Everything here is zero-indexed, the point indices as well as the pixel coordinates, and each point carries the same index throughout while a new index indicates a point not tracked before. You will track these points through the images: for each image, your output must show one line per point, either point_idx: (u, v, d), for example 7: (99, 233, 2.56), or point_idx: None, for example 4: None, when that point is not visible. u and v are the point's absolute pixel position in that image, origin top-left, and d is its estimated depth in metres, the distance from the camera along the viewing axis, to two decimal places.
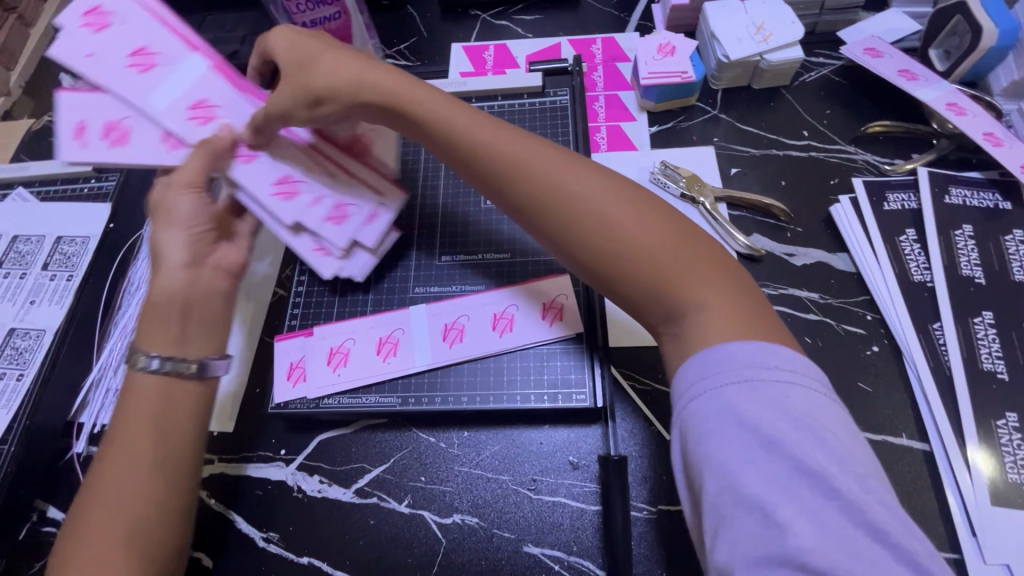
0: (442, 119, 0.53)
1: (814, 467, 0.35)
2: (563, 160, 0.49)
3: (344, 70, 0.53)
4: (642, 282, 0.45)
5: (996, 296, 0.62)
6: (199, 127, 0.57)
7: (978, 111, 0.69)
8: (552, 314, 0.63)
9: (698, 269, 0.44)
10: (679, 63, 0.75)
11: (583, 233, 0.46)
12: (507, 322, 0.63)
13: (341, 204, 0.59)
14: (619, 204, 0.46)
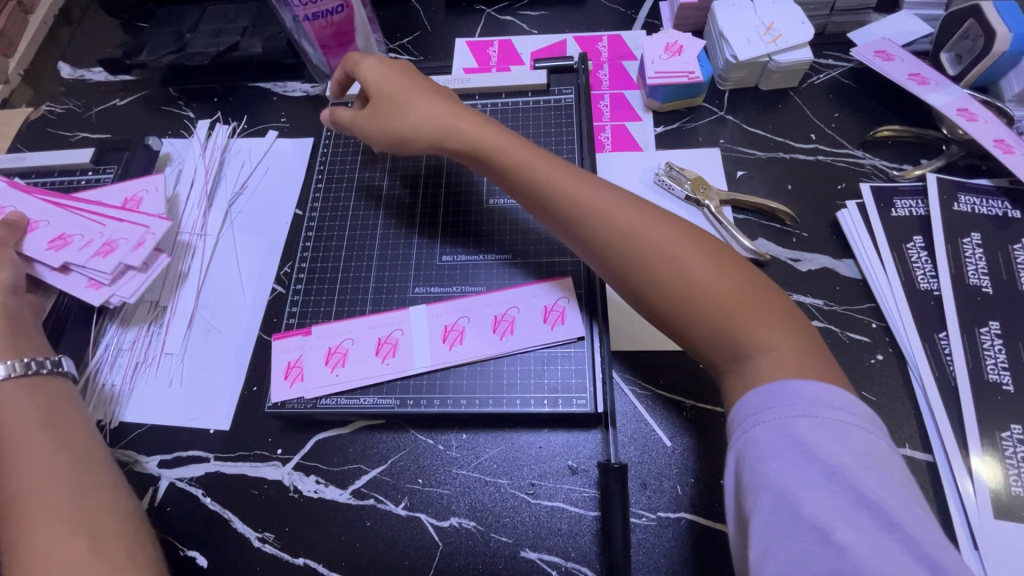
0: (507, 159, 0.57)
1: (874, 500, 0.36)
2: (630, 204, 0.52)
3: (422, 104, 0.61)
4: (706, 321, 0.47)
5: (1003, 306, 0.61)
6: (103, 261, 0.65)
7: (988, 118, 0.67)
8: (554, 317, 0.62)
9: (760, 310, 0.46)
10: (686, 63, 0.73)
11: (654, 275, 0.49)
12: (507, 326, 0.62)
13: (110, 241, 0.67)
14: (681, 244, 0.49)
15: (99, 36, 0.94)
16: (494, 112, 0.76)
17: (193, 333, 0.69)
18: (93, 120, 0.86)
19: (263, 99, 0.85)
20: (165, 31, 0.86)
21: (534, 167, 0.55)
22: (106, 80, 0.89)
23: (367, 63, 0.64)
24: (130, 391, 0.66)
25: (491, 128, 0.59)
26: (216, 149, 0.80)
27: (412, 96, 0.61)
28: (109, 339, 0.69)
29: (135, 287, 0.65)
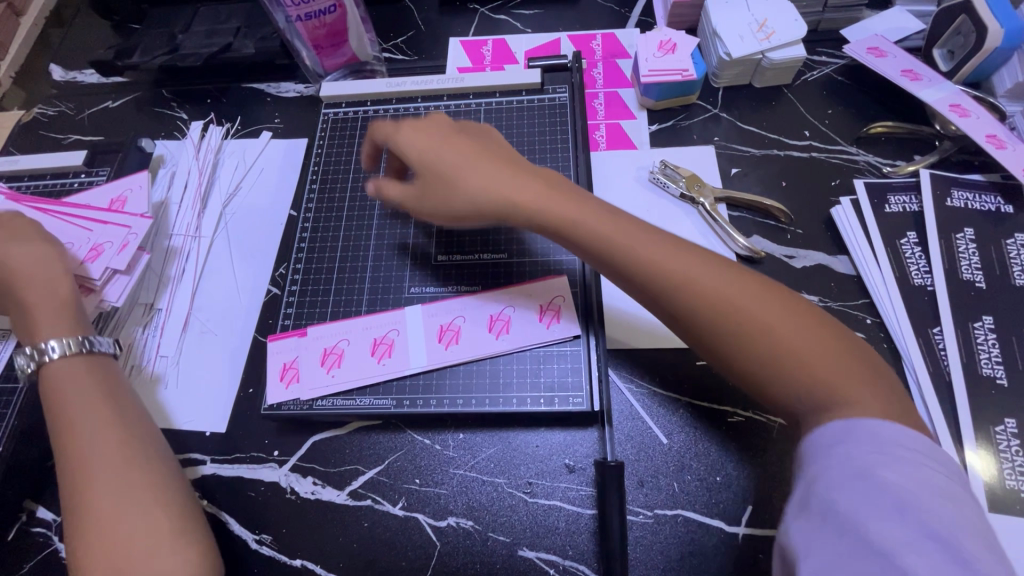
0: (559, 214, 0.52)
1: (952, 541, 0.34)
2: (696, 256, 0.48)
3: (467, 160, 0.56)
4: (784, 371, 0.44)
5: (997, 300, 0.61)
6: (90, 266, 0.65)
7: (981, 113, 0.68)
8: (550, 314, 0.62)
9: (836, 355, 0.44)
10: (679, 61, 0.73)
11: (729, 327, 0.46)
12: (503, 325, 0.62)
13: (96, 245, 0.67)
14: (760, 300, 0.46)
15: (91, 38, 0.93)
16: (489, 112, 0.76)
17: (188, 336, 0.69)
18: (86, 122, 0.85)
19: (257, 100, 0.85)
20: (159, 33, 0.86)
21: (591, 226, 0.51)
22: (98, 82, 0.89)
23: (402, 128, 0.60)
24: None
25: (540, 178, 0.55)
26: (210, 151, 0.80)
27: (455, 153, 0.57)
28: None
29: (121, 291, 0.65)
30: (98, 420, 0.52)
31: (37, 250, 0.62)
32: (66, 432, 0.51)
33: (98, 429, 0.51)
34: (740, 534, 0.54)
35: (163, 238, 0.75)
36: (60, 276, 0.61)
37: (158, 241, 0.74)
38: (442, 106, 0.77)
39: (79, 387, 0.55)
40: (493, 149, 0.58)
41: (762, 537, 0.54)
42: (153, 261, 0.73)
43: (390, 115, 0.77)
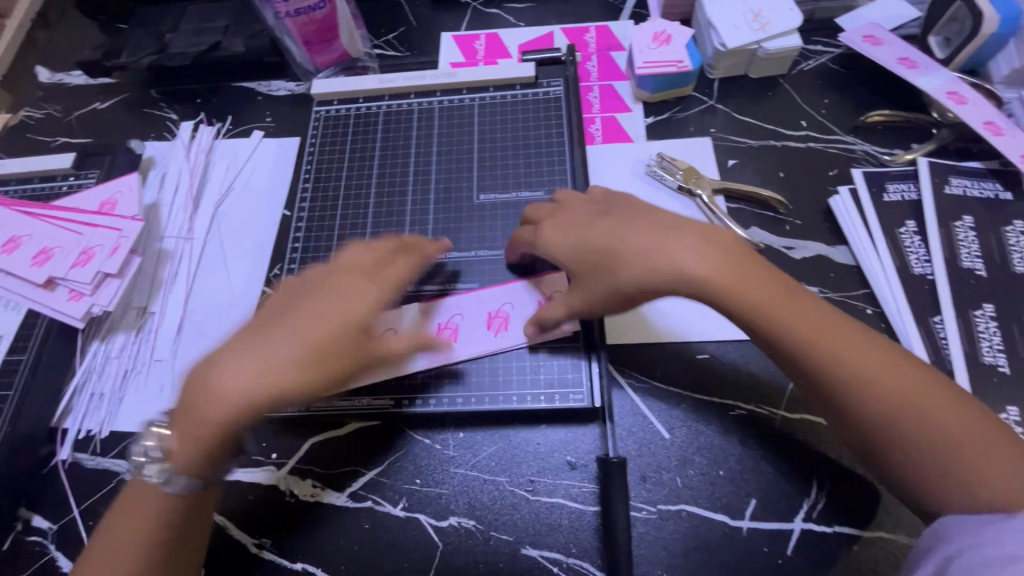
0: (720, 286, 0.48)
1: None
2: (860, 342, 0.47)
3: (632, 232, 0.51)
4: (945, 453, 0.44)
5: (997, 288, 0.61)
6: (82, 271, 0.64)
7: (978, 100, 0.67)
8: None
9: (996, 446, 0.44)
10: (674, 53, 0.73)
11: (893, 407, 0.45)
12: (501, 323, 0.61)
13: (87, 249, 0.65)
14: (924, 394, 0.45)
15: (78, 39, 0.92)
16: (483, 107, 0.75)
17: (183, 339, 0.68)
18: (74, 125, 0.84)
19: (248, 99, 0.84)
20: (146, 32, 0.84)
21: (763, 302, 0.48)
22: (86, 83, 0.87)
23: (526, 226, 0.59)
24: (121, 401, 0.65)
25: (715, 239, 0.50)
26: (201, 151, 0.79)
27: (608, 227, 0.53)
28: (97, 347, 0.68)
29: (113, 294, 0.64)
30: (158, 514, 0.51)
31: (232, 388, 0.49)
32: (125, 504, 0.52)
33: (155, 529, 0.51)
34: (744, 528, 0.54)
35: (154, 241, 0.73)
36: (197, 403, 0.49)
37: (150, 242, 0.73)
38: (437, 102, 0.76)
39: (167, 485, 0.52)
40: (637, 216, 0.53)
41: (766, 530, 0.54)
42: (146, 264, 0.72)
43: (384, 112, 0.76)
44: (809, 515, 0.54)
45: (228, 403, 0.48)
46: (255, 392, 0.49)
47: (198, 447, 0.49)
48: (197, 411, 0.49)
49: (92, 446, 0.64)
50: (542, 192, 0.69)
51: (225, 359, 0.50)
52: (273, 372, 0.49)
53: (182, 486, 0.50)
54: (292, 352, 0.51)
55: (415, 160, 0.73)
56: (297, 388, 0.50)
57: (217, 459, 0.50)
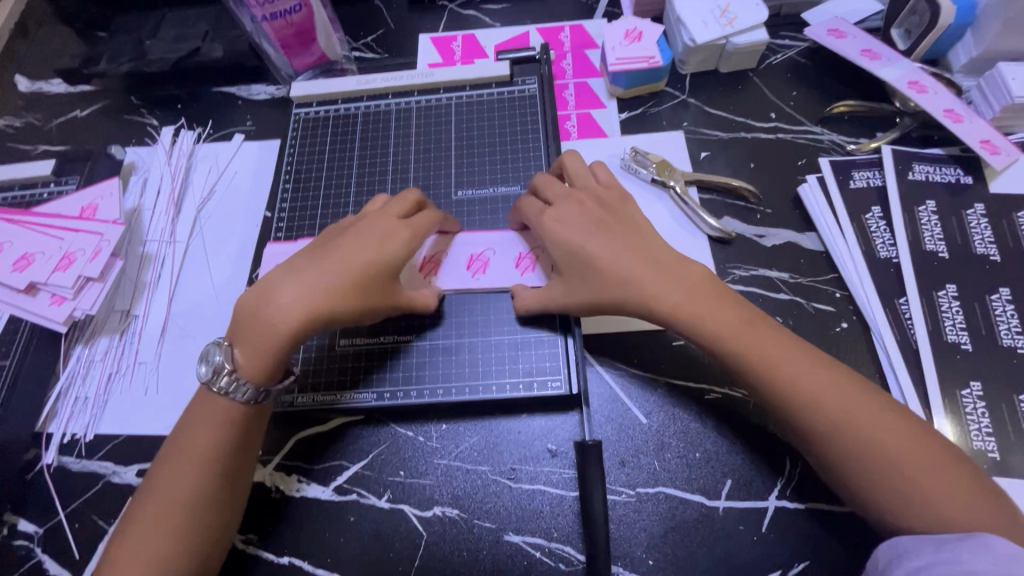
0: (678, 315, 0.53)
1: None
2: (819, 368, 0.50)
3: (610, 247, 0.56)
4: (894, 480, 0.46)
5: (960, 269, 0.63)
6: (64, 275, 0.65)
7: (938, 89, 0.70)
8: (525, 263, 0.64)
9: (943, 474, 0.46)
10: (645, 49, 0.74)
11: (842, 430, 0.48)
12: (479, 266, 0.64)
13: (69, 254, 0.66)
14: (880, 422, 0.48)
15: (57, 48, 0.92)
16: (460, 106, 0.76)
17: (167, 341, 0.69)
18: (55, 132, 0.84)
19: (228, 104, 0.84)
20: (125, 39, 0.85)
21: (716, 323, 0.52)
22: (65, 91, 0.88)
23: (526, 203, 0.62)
24: (106, 403, 0.66)
25: (677, 268, 0.55)
26: (182, 154, 0.80)
27: (590, 240, 0.56)
28: (81, 351, 0.69)
29: (95, 298, 0.65)
30: (214, 447, 0.53)
31: (298, 288, 0.54)
32: (187, 433, 0.53)
33: (206, 461, 0.52)
34: (720, 507, 0.55)
35: (136, 245, 0.74)
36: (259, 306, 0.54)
37: (132, 246, 0.74)
38: (414, 102, 0.77)
39: (230, 416, 0.54)
40: (621, 225, 0.57)
41: (742, 509, 0.55)
42: (128, 267, 0.73)
43: (362, 113, 0.77)
44: (783, 493, 0.55)
45: (290, 317, 0.53)
46: (312, 310, 0.54)
47: (269, 358, 0.53)
48: (266, 326, 0.53)
49: (77, 449, 0.64)
50: (519, 187, 0.70)
51: (289, 277, 0.55)
52: (332, 289, 0.54)
53: (252, 394, 0.54)
54: (344, 277, 0.55)
55: (394, 159, 0.74)
56: (348, 302, 0.54)
57: (274, 373, 0.54)
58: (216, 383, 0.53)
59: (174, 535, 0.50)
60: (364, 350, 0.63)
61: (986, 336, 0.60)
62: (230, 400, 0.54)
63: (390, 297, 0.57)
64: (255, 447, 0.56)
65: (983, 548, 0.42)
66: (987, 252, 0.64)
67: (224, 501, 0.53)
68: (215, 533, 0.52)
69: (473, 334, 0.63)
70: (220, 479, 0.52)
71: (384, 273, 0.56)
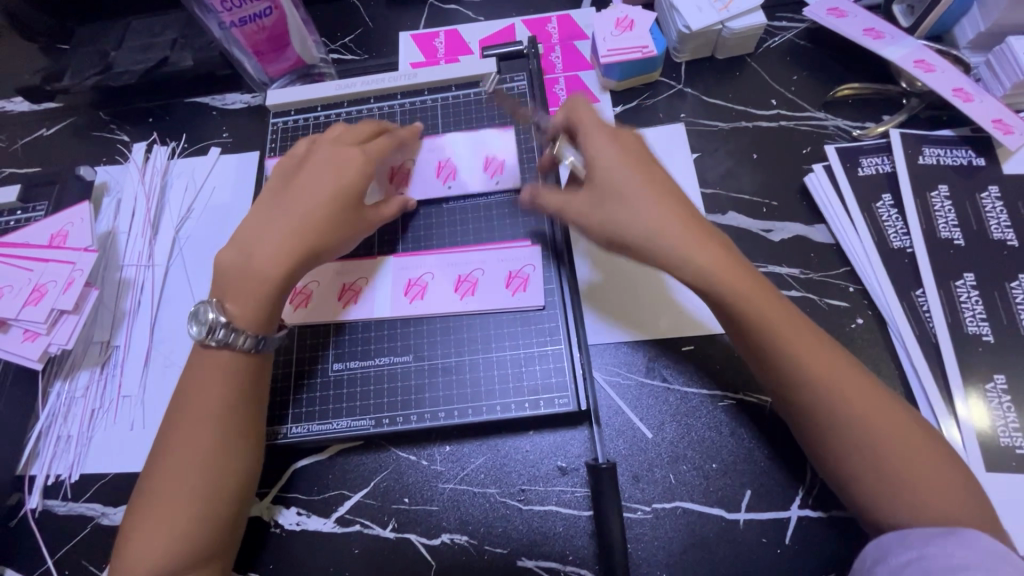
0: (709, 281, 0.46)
1: None
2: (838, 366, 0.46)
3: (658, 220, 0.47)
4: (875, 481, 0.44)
5: (976, 257, 0.61)
6: (35, 309, 0.61)
7: (945, 67, 0.67)
8: (517, 283, 0.61)
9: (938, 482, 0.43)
10: (639, 38, 0.71)
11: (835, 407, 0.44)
12: (468, 286, 0.61)
13: (40, 286, 0.62)
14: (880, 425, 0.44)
15: (17, 63, 0.87)
16: (445, 107, 0.73)
17: (151, 372, 0.65)
18: (21, 154, 0.80)
19: (201, 115, 0.80)
20: (88, 51, 0.80)
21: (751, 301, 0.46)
22: (28, 109, 0.83)
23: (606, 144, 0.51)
24: (90, 440, 0.63)
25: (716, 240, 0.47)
26: (156, 172, 0.76)
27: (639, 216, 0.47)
28: (60, 387, 0.65)
29: (71, 331, 0.62)
30: (216, 405, 0.49)
31: (281, 234, 0.53)
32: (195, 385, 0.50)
33: (208, 420, 0.49)
34: (740, 520, 0.53)
35: (113, 272, 0.70)
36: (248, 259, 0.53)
37: (109, 273, 0.70)
38: (398, 105, 0.73)
39: (229, 369, 0.51)
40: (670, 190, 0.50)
41: (763, 521, 0.53)
42: (105, 296, 0.69)
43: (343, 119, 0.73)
44: (806, 502, 0.53)
45: (279, 267, 0.52)
46: (299, 247, 0.53)
47: (266, 301, 0.52)
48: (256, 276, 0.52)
49: (63, 491, 0.61)
50: (512, 191, 0.66)
51: (263, 229, 0.54)
52: (313, 225, 0.54)
53: (252, 343, 0.51)
54: (318, 206, 0.55)
55: None
56: (333, 234, 0.55)
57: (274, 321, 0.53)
58: (207, 334, 0.50)
59: (191, 499, 0.47)
60: (359, 374, 0.60)
61: (1007, 326, 0.57)
62: (219, 346, 0.51)
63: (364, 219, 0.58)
64: (257, 394, 0.52)
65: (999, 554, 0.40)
66: (1004, 237, 0.61)
67: (232, 461, 0.49)
68: (232, 491, 0.49)
69: (473, 352, 0.60)
70: (226, 438, 0.49)
71: (352, 195, 0.56)
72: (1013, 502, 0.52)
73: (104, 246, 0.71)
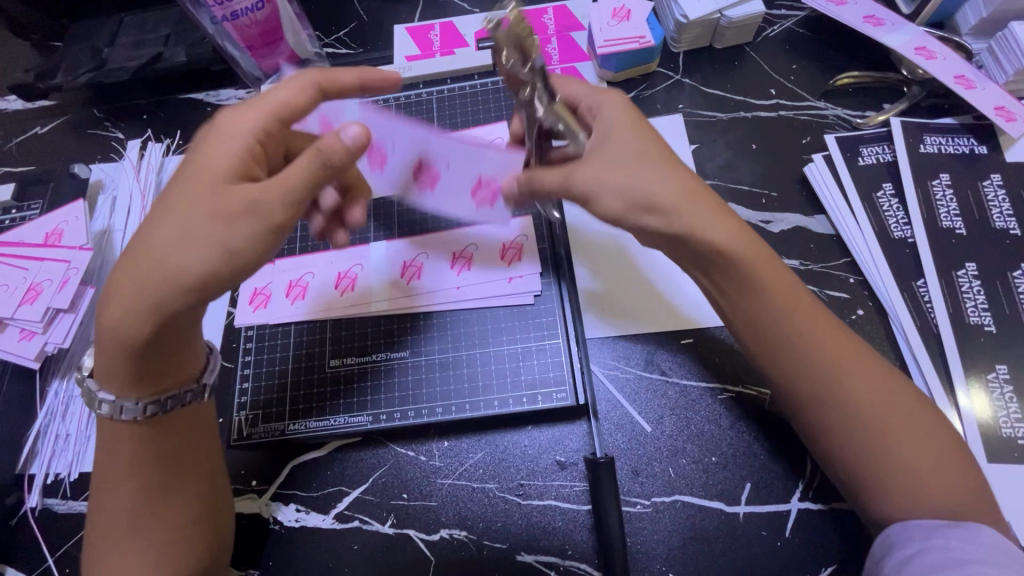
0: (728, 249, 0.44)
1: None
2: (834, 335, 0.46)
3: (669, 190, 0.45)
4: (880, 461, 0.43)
5: (978, 246, 0.60)
6: (32, 308, 0.61)
7: (947, 53, 0.66)
8: (486, 193, 0.55)
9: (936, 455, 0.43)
10: (636, 28, 0.70)
11: (846, 389, 0.44)
12: (432, 180, 0.55)
13: (35, 285, 0.62)
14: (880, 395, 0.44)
15: (10, 61, 0.86)
16: (441, 101, 0.72)
17: None
18: (15, 153, 0.79)
19: (196, 113, 0.80)
20: (81, 48, 0.79)
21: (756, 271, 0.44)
22: (21, 108, 0.82)
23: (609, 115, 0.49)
24: (88, 439, 0.63)
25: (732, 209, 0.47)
26: (151, 170, 0.75)
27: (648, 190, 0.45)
28: (58, 386, 0.65)
29: (67, 330, 0.62)
30: (131, 469, 0.47)
31: (142, 282, 0.42)
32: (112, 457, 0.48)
33: (130, 483, 0.47)
34: (741, 513, 0.53)
35: (109, 270, 0.69)
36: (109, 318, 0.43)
37: (105, 272, 0.69)
38: (393, 98, 0.73)
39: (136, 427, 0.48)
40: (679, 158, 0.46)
41: (764, 514, 0.53)
42: None
43: None
44: (807, 495, 0.53)
45: (141, 325, 0.42)
46: (162, 279, 0.42)
47: (132, 362, 0.44)
48: (113, 341, 0.43)
49: (62, 490, 0.61)
50: None
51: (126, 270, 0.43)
52: (185, 245, 0.42)
53: (137, 410, 0.46)
54: (192, 220, 0.42)
55: None
56: (216, 248, 0.42)
57: (158, 376, 0.46)
58: (96, 405, 0.47)
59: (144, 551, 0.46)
60: (356, 370, 0.60)
61: (1009, 316, 0.57)
62: (118, 420, 0.47)
63: (269, 207, 0.43)
64: (179, 448, 0.49)
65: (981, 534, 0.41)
66: (1006, 226, 0.60)
67: (168, 515, 0.48)
68: (181, 544, 0.48)
69: (471, 347, 0.60)
70: (154, 496, 0.47)
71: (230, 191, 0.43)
72: (1014, 492, 0.51)
73: (100, 244, 0.70)
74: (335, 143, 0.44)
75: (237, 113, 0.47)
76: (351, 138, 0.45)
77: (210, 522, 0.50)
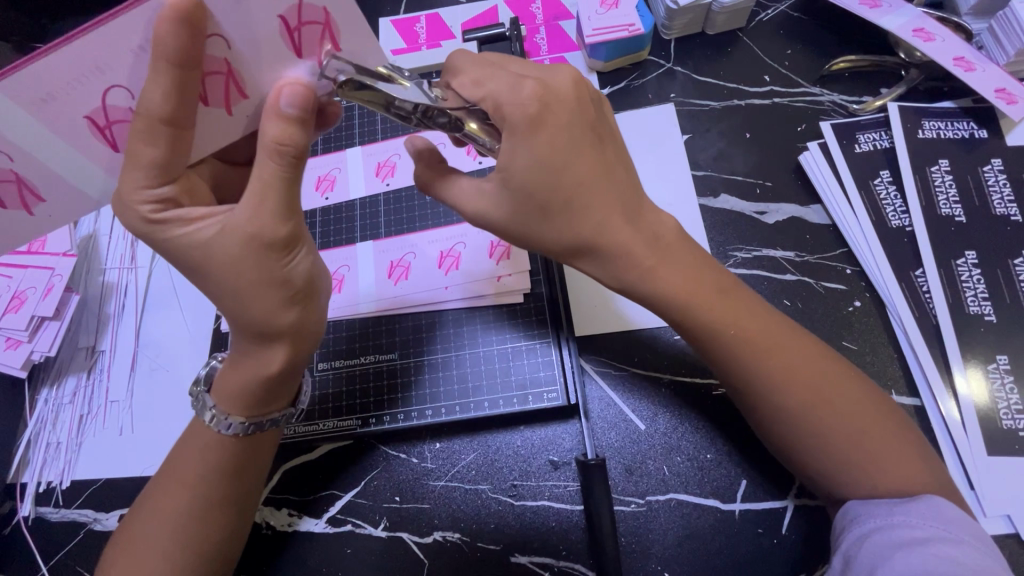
0: (647, 275, 0.45)
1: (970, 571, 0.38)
2: (790, 339, 0.46)
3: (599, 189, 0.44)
4: (824, 449, 0.44)
5: (979, 233, 0.59)
6: (17, 317, 0.62)
7: (946, 35, 0.64)
8: (313, 36, 0.39)
9: (886, 447, 0.44)
10: (625, 15, 0.68)
11: (777, 397, 0.45)
12: (234, 85, 0.40)
13: (20, 293, 0.63)
14: (827, 399, 0.44)
15: None
16: None
17: (137, 377, 0.65)
18: None
19: None
20: None
21: (677, 286, 0.45)
22: None
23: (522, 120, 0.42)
24: (79, 447, 0.62)
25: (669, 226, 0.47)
26: None
27: (585, 194, 0.43)
28: (48, 394, 0.64)
29: (53, 338, 0.62)
30: (218, 460, 0.48)
31: (273, 311, 0.44)
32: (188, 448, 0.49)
33: (193, 475, 0.48)
34: (737, 511, 0.52)
35: (94, 275, 0.68)
36: (254, 350, 0.46)
37: (91, 277, 0.68)
38: None
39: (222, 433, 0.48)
40: (611, 148, 0.46)
41: (759, 511, 0.52)
42: (89, 300, 0.67)
43: None
44: (803, 491, 0.52)
45: (279, 358, 0.46)
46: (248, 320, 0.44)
47: (258, 389, 0.47)
48: (246, 371, 0.46)
49: (54, 498, 0.60)
50: None
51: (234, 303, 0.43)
52: (260, 301, 0.43)
53: (241, 427, 0.48)
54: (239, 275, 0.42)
55: (359, 155, 0.69)
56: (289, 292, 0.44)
57: (272, 397, 0.48)
58: (204, 419, 0.48)
59: (171, 543, 0.47)
60: (344, 373, 0.59)
61: (1012, 305, 0.56)
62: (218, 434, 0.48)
63: (276, 237, 0.41)
64: (261, 473, 0.51)
65: (937, 507, 0.41)
66: (1007, 212, 0.59)
67: (212, 521, 0.48)
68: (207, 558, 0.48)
69: (461, 348, 0.59)
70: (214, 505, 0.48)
71: (266, 250, 0.41)
72: (1014, 485, 0.51)
73: (84, 247, 0.69)
74: (281, 129, 0.39)
75: (178, 218, 0.42)
76: (288, 104, 0.39)
77: (235, 539, 0.50)
